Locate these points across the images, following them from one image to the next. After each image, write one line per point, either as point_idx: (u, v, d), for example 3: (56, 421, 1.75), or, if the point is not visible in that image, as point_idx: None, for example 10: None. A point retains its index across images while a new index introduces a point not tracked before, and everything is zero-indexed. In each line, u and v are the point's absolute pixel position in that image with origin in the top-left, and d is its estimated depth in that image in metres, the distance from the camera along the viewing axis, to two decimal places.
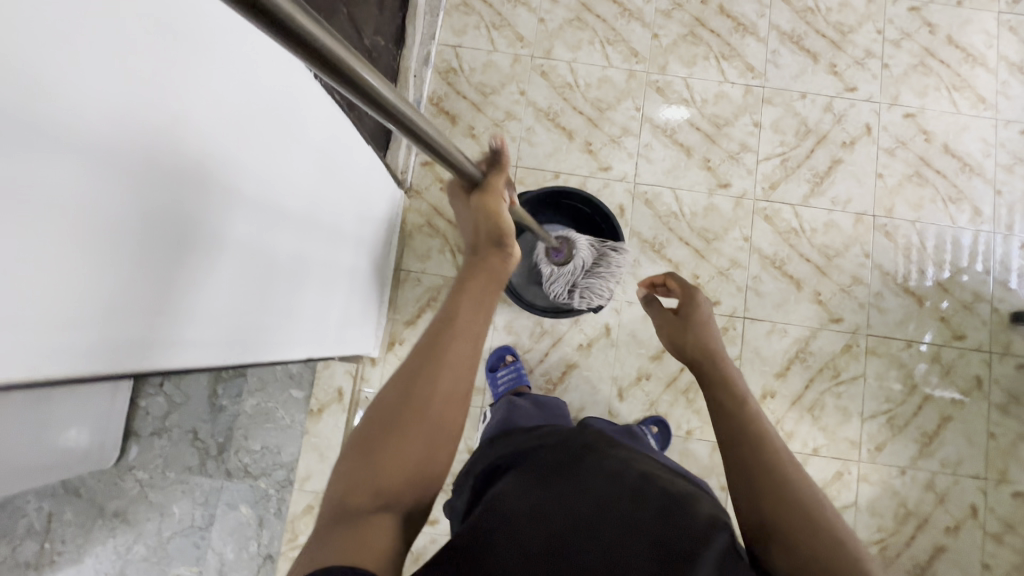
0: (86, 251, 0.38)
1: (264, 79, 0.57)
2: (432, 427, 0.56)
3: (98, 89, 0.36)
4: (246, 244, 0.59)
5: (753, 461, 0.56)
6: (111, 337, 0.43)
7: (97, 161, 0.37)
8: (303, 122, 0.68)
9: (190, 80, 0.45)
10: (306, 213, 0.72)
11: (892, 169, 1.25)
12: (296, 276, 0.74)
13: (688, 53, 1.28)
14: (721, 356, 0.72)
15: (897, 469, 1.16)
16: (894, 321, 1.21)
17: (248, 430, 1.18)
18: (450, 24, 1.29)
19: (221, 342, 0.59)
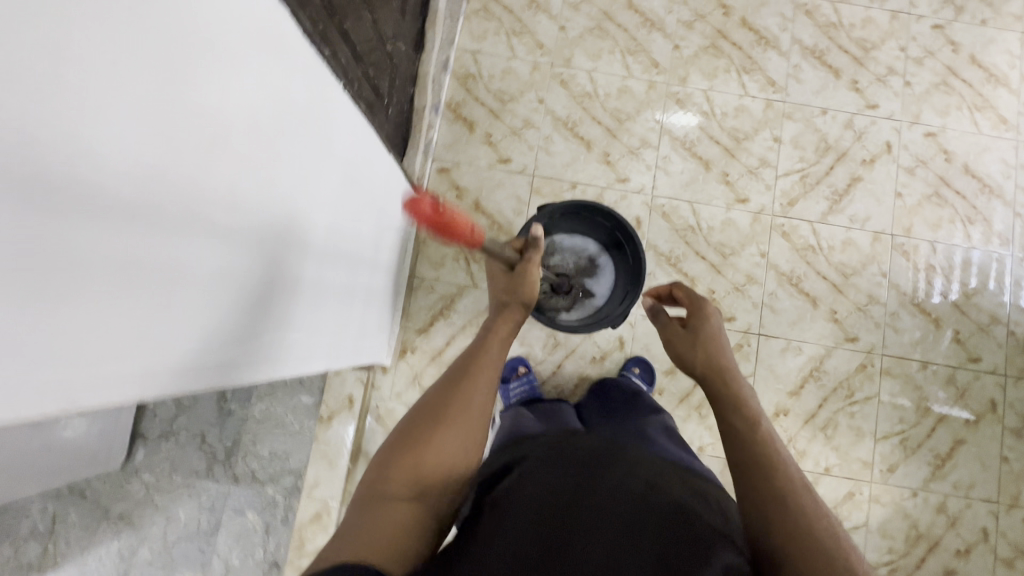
0: (125, 281, 0.37)
1: (297, 89, 0.56)
2: (466, 432, 0.62)
3: (144, 113, 0.36)
4: (273, 266, 0.59)
5: (762, 484, 0.57)
6: (148, 366, 0.42)
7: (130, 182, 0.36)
8: (331, 135, 0.67)
9: (227, 102, 0.45)
10: (330, 225, 0.72)
11: (911, 189, 1.24)
12: (316, 289, 0.73)
13: (709, 65, 1.27)
14: (733, 376, 0.68)
15: (908, 491, 1.16)
16: (910, 341, 1.20)
17: (256, 436, 1.16)
18: (469, 29, 1.28)
19: (247, 363, 0.58)
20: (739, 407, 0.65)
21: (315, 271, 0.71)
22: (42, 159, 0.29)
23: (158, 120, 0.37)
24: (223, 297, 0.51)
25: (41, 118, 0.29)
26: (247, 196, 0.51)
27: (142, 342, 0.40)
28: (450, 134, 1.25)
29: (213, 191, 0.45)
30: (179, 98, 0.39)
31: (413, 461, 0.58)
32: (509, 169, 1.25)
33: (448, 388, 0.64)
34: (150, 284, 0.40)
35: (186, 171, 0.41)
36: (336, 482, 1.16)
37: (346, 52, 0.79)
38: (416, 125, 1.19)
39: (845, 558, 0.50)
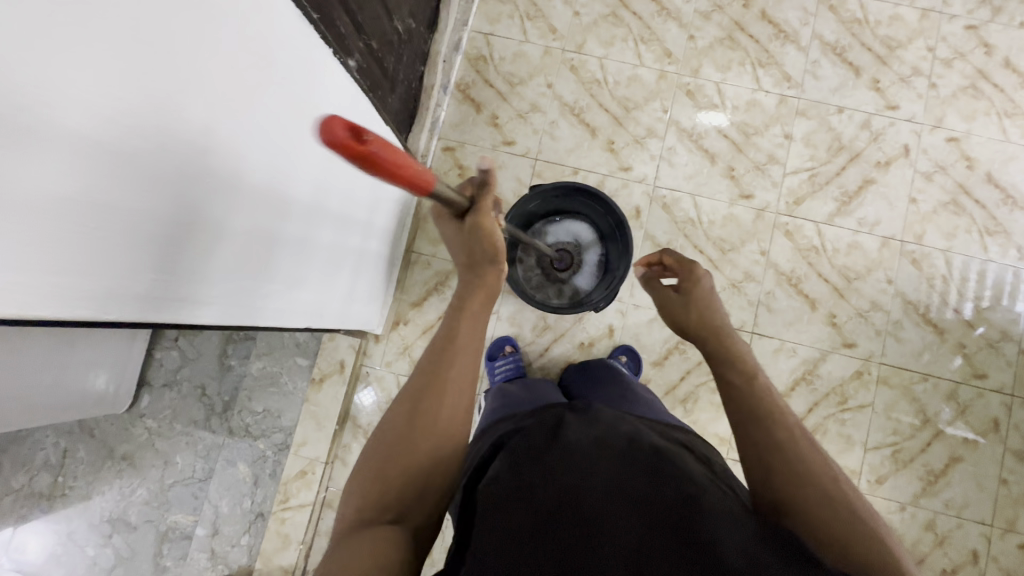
0: (92, 206, 0.42)
1: (281, 53, 0.61)
2: (437, 442, 0.57)
3: (113, 53, 0.40)
4: (250, 219, 0.64)
5: (762, 437, 0.57)
6: (109, 288, 0.47)
7: (105, 121, 0.41)
8: (315, 101, 0.71)
9: (201, 52, 0.49)
10: (314, 190, 0.77)
11: (926, 195, 1.19)
12: (300, 250, 0.78)
13: (723, 57, 1.25)
14: (729, 333, 0.70)
15: (896, 505, 1.12)
16: (911, 352, 1.16)
17: (252, 392, 1.22)
18: (484, 12, 1.30)
19: (214, 304, 0.63)
20: (737, 358, 0.65)
21: (298, 232, 0.76)
22: (21, 83, 0.34)
23: (126, 61, 0.41)
24: (195, 241, 0.55)
25: (27, 48, 0.34)
26: (222, 146, 0.55)
27: (105, 264, 0.46)
28: (458, 114, 1.27)
29: (187, 136, 0.50)
30: (149, 42, 0.43)
31: (386, 478, 0.55)
32: (513, 151, 1.26)
33: (417, 399, 0.58)
34: (118, 213, 0.45)
35: (159, 113, 0.46)
36: (323, 443, 1.21)
37: (347, 23, 0.82)
38: (425, 103, 1.21)
39: (848, 501, 0.52)
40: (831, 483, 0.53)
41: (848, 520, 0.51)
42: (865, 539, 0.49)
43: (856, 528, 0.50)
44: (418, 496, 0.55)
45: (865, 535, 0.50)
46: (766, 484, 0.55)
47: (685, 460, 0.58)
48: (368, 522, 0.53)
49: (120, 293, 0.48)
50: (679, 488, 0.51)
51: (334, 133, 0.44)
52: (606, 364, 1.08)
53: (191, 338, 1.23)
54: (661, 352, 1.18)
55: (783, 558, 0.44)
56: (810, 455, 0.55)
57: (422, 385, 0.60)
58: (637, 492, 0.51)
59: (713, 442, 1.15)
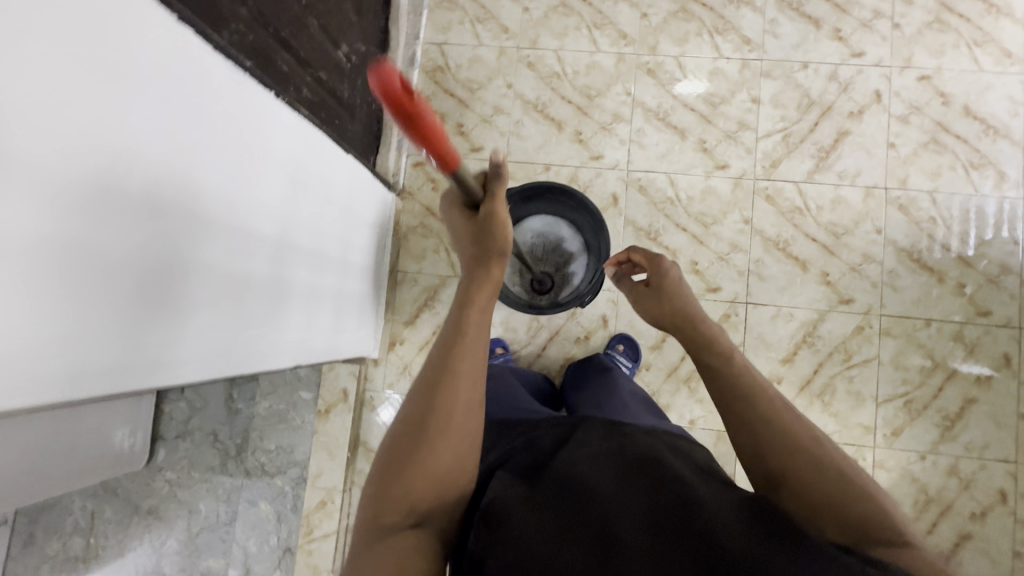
0: (53, 275, 0.44)
1: (220, 103, 0.62)
2: (458, 450, 0.56)
3: (41, 129, 0.41)
4: (222, 264, 0.65)
5: (749, 414, 0.56)
6: (89, 354, 0.49)
7: (41, 204, 0.42)
8: (268, 140, 0.72)
9: (142, 114, 0.50)
10: (280, 229, 0.78)
11: (905, 138, 1.17)
12: (274, 292, 0.79)
13: (679, 30, 1.23)
14: (702, 320, 0.69)
15: (916, 455, 1.11)
16: (911, 299, 1.14)
17: (262, 431, 1.24)
18: (434, 22, 1.29)
19: (195, 360, 0.63)
20: (712, 344, 0.65)
21: (268, 275, 0.77)
22: None
23: (50, 141, 0.42)
24: (169, 294, 0.57)
25: None
26: (182, 197, 0.57)
27: (81, 330, 0.47)
28: None
29: (131, 197, 0.50)
30: (75, 118, 0.44)
31: (402, 487, 0.53)
32: (482, 157, 1.26)
33: (426, 395, 0.56)
34: (69, 278, 0.45)
35: (98, 184, 0.46)
36: (338, 471, 1.23)
37: (290, 62, 0.83)
38: (388, 122, 1.22)
39: (837, 466, 0.52)
40: (822, 453, 0.53)
41: (839, 490, 0.50)
42: (855, 497, 0.50)
43: (846, 496, 0.50)
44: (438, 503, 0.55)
45: (858, 501, 0.50)
46: (759, 458, 0.54)
47: (675, 456, 0.58)
48: (391, 521, 0.53)
49: (101, 357, 0.50)
50: (680, 483, 0.51)
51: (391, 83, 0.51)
52: (603, 357, 1.08)
53: (196, 387, 1.25)
54: (658, 336, 1.18)
55: (771, 535, 0.46)
56: (794, 422, 0.55)
57: (431, 378, 0.57)
58: (640, 491, 0.51)
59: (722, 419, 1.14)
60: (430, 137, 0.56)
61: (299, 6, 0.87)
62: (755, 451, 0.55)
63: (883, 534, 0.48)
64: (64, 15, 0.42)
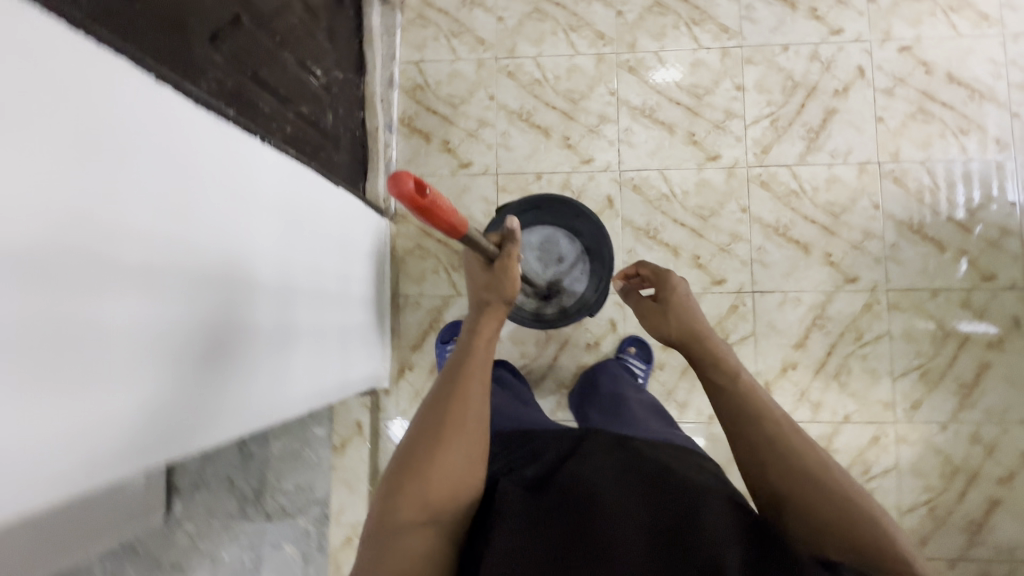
0: (47, 360, 0.42)
1: (209, 161, 0.61)
2: (470, 454, 0.61)
3: (30, 215, 0.40)
4: (225, 321, 0.64)
5: (756, 435, 0.59)
6: (94, 434, 0.47)
7: (37, 291, 0.41)
8: (260, 189, 0.71)
9: (125, 181, 0.48)
10: (280, 275, 0.77)
11: (892, 111, 1.17)
12: (282, 339, 0.78)
13: (656, 25, 1.22)
14: (709, 336, 0.71)
15: (937, 426, 1.11)
16: (915, 271, 1.14)
17: (279, 472, 1.22)
18: (409, 40, 1.28)
19: (207, 421, 0.62)
20: (717, 362, 0.68)
21: (275, 324, 0.76)
22: None
23: (40, 226, 0.40)
24: (177, 359, 0.56)
25: None
26: (176, 258, 0.55)
27: (83, 412, 0.45)
28: (408, 150, 1.25)
29: (130, 269, 0.49)
30: (64, 199, 0.42)
31: (418, 486, 0.57)
32: (472, 172, 1.24)
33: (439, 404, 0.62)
34: (71, 361, 0.44)
35: (95, 262, 0.45)
36: (361, 505, 1.21)
37: (270, 102, 0.82)
38: (372, 147, 1.22)
39: (843, 491, 0.53)
40: (827, 476, 0.55)
41: (843, 513, 0.52)
42: (858, 521, 0.52)
43: (850, 519, 0.52)
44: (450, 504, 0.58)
45: (862, 526, 0.51)
46: (765, 478, 0.57)
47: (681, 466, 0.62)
48: (405, 525, 0.56)
49: (112, 435, 0.49)
50: (681, 493, 0.55)
51: (401, 185, 0.52)
52: (618, 365, 1.07)
53: None
54: None
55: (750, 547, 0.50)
56: (800, 445, 0.57)
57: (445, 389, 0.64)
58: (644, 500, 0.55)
59: None
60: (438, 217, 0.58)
61: (272, 44, 0.85)
62: (763, 469, 0.57)
63: (883, 558, 0.50)
64: (37, 95, 0.40)
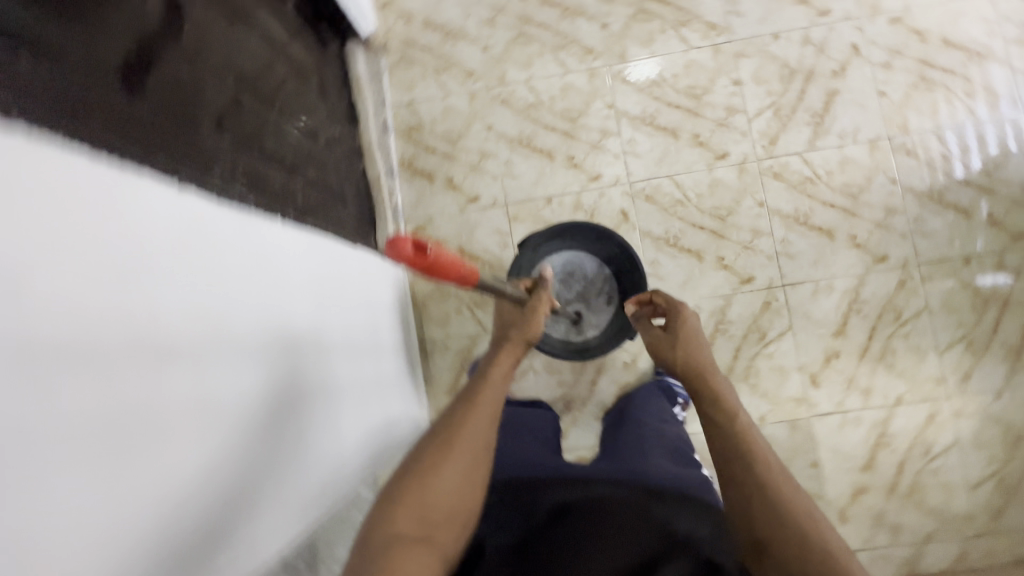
0: (94, 455, 0.40)
1: (238, 236, 0.60)
2: (472, 474, 0.61)
3: (77, 321, 0.38)
4: (264, 402, 0.61)
5: (743, 474, 0.56)
6: (140, 533, 0.44)
7: (86, 389, 0.39)
8: (287, 258, 0.70)
9: (158, 280, 0.46)
10: (318, 340, 0.75)
11: (893, 83, 1.15)
12: (327, 402, 0.75)
13: (643, 32, 1.21)
14: (713, 370, 0.70)
15: (992, 394, 1.09)
16: (943, 241, 1.12)
17: (330, 540, 1.14)
18: (397, 83, 1.26)
19: (259, 495, 0.59)
20: (718, 401, 0.65)
21: (319, 387, 0.73)
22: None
23: (89, 329, 0.39)
24: (225, 436, 0.54)
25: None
26: (214, 347, 0.53)
27: (127, 510, 0.42)
28: (413, 192, 1.23)
29: (174, 353, 0.47)
30: (107, 298, 0.41)
31: (419, 495, 0.57)
32: (480, 205, 1.22)
33: (447, 421, 0.64)
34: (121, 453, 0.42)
35: (140, 353, 0.44)
36: None
37: (279, 174, 0.81)
38: (377, 197, 1.20)
39: (820, 543, 0.51)
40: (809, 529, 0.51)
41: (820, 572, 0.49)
42: None
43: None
44: (447, 519, 0.58)
45: None
46: (748, 523, 0.54)
47: (663, 505, 0.66)
48: (398, 538, 0.54)
49: (167, 522, 0.47)
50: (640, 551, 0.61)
51: (404, 249, 0.52)
52: (655, 388, 1.06)
53: None
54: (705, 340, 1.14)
55: None
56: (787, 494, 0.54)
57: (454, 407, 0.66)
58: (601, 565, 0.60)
59: (791, 407, 1.11)
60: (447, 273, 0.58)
61: (272, 115, 0.83)
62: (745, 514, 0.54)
63: None
64: (82, 203, 0.40)
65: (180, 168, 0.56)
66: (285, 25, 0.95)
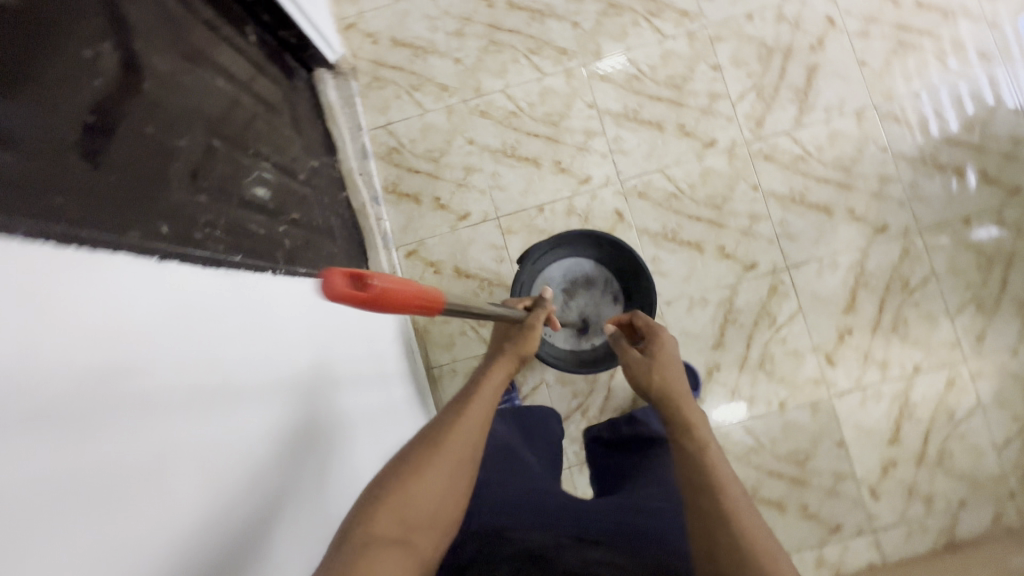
0: (101, 536, 0.36)
1: (227, 289, 0.58)
2: (457, 482, 0.60)
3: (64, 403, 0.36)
4: (279, 450, 0.58)
5: (705, 501, 0.57)
6: None
7: (82, 469, 0.36)
8: (280, 305, 0.67)
9: (145, 348, 0.43)
10: (326, 381, 0.72)
11: (873, 51, 1.14)
12: (344, 444, 0.72)
13: (615, 27, 1.19)
14: (685, 398, 0.71)
15: (1007, 352, 1.08)
16: (941, 204, 1.11)
17: None
18: (370, 106, 1.22)
19: (285, 553, 0.56)
20: (690, 428, 0.65)
21: (335, 429, 0.70)
22: None
23: (78, 406, 0.37)
24: (241, 494, 0.51)
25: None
26: (218, 403, 0.50)
27: None
28: (400, 216, 1.20)
29: (175, 415, 0.45)
30: (95, 370, 0.38)
31: (401, 498, 0.55)
32: (471, 222, 1.19)
33: (434, 429, 0.63)
34: (129, 529, 0.39)
35: (138, 421, 0.41)
36: None
37: (263, 222, 0.77)
38: (364, 225, 1.17)
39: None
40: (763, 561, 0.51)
41: None
42: None
43: None
44: (428, 520, 0.55)
45: None
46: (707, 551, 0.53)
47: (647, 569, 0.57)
48: (376, 538, 0.51)
49: None
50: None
51: (335, 286, 0.39)
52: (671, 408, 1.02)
53: None
54: (716, 332, 1.12)
55: None
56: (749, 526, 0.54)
57: (443, 416, 0.65)
58: None
59: (811, 389, 1.10)
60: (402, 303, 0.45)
61: (247, 159, 0.80)
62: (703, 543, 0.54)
63: None
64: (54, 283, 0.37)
65: (159, 229, 0.53)
66: (249, 61, 0.91)
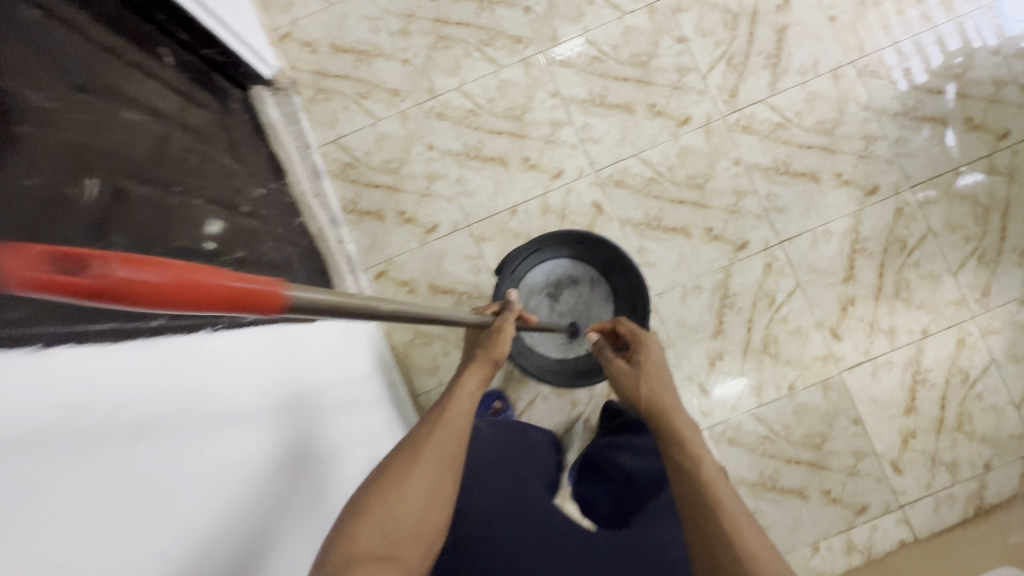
0: None
1: (151, 361, 0.45)
2: (442, 492, 0.55)
3: None
4: (243, 529, 0.48)
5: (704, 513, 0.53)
6: None
7: None
8: (225, 362, 0.55)
9: (23, 475, 0.31)
10: (290, 443, 0.60)
11: (841, 6, 1.08)
12: (316, 513, 0.61)
13: (570, 8, 1.11)
14: (676, 407, 0.68)
15: (1015, 304, 1.03)
16: (930, 158, 1.06)
17: None
18: (318, 121, 1.13)
19: None
20: (681, 441, 0.62)
21: (303, 500, 0.59)
22: None
23: None
24: None
25: None
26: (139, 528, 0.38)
27: None
28: (364, 236, 1.11)
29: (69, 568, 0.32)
30: None
31: (384, 511, 0.50)
32: (441, 234, 1.10)
33: (417, 439, 0.58)
34: None
35: None
36: None
37: None
38: (325, 251, 1.07)
39: None
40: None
41: None
42: None
43: None
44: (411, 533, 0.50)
45: None
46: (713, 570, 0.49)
47: None
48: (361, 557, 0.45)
49: None
50: None
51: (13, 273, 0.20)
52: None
53: None
54: (714, 320, 1.06)
55: None
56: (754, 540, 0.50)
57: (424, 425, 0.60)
58: None
59: (819, 368, 1.04)
60: (213, 298, 0.24)
61: (175, 200, 0.70)
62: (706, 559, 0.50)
63: None
64: None
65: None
66: (173, 89, 0.82)
